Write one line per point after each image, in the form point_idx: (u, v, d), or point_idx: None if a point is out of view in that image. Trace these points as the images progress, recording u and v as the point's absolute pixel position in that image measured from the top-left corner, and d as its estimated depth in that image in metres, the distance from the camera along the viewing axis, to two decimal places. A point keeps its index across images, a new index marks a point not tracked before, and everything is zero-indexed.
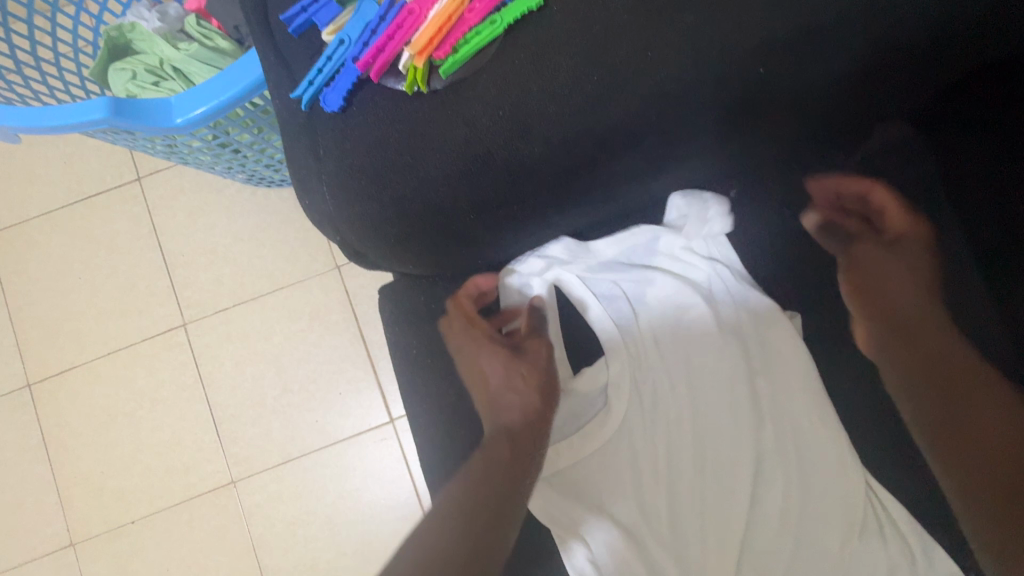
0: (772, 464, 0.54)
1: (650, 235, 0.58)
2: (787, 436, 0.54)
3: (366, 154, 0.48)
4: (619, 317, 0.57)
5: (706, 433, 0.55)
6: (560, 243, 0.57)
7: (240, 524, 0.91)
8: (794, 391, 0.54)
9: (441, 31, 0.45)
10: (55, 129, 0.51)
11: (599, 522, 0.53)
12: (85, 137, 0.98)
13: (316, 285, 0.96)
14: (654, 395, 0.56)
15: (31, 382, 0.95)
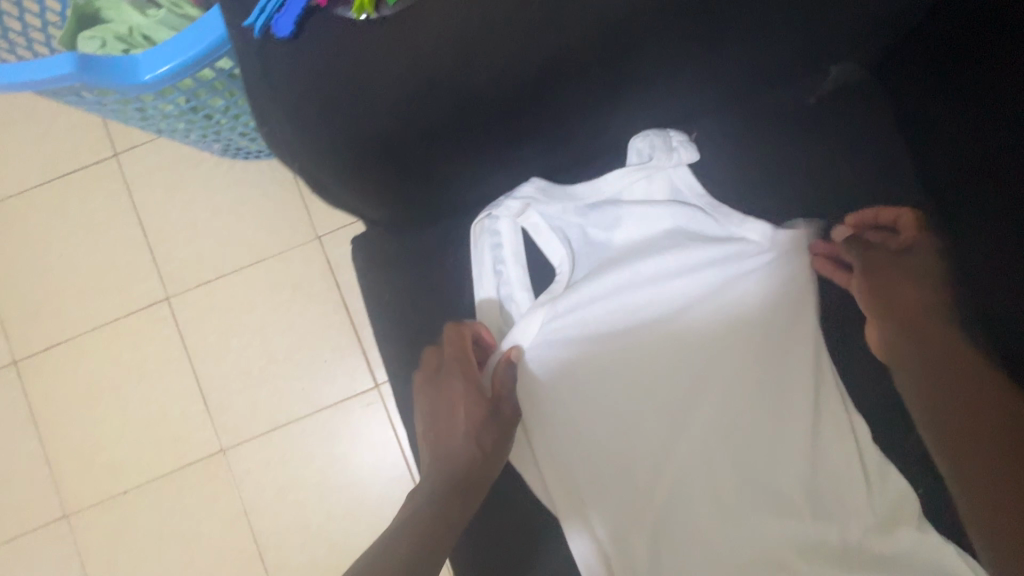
0: (755, 411, 0.52)
1: (625, 174, 0.54)
2: (765, 381, 0.53)
3: (321, 83, 0.44)
4: (595, 264, 0.55)
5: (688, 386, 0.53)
6: (532, 183, 0.53)
7: (231, 490, 0.93)
8: (767, 333, 0.53)
9: None
10: (22, 85, 0.52)
11: (575, 477, 0.51)
12: (60, 114, 0.98)
13: (298, 256, 0.97)
14: (632, 346, 0.53)
15: (17, 359, 0.95)
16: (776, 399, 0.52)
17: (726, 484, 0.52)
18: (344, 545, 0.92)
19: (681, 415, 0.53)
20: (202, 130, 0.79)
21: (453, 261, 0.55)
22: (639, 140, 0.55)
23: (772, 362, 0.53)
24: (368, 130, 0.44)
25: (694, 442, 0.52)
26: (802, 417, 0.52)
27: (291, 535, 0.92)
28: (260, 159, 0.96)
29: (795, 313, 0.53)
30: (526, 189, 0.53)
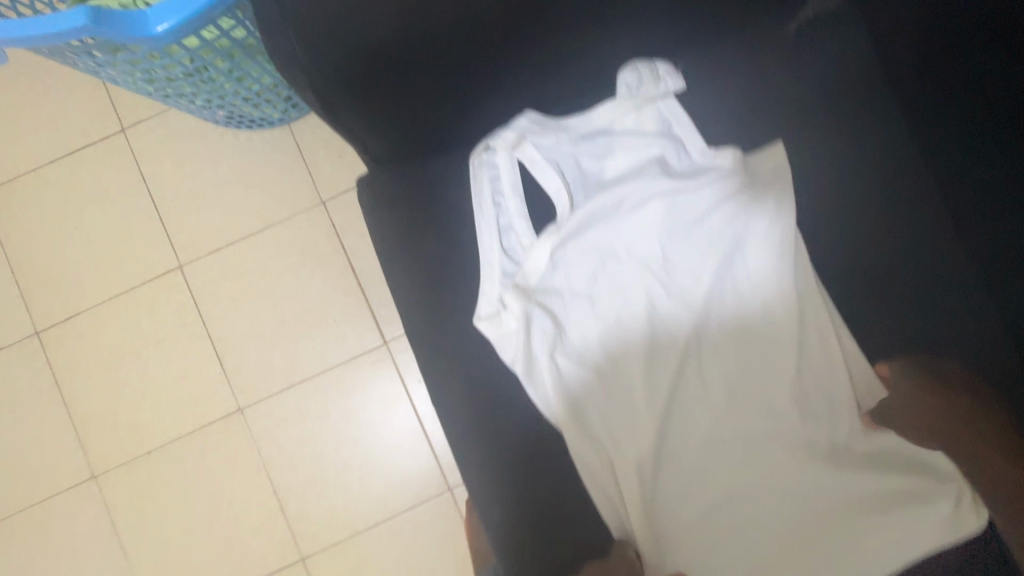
0: (739, 332, 0.56)
1: (616, 105, 0.56)
2: (749, 303, 0.56)
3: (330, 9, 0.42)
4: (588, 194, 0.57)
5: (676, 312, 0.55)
6: (526, 115, 0.55)
7: (250, 446, 0.97)
8: (751, 257, 0.56)
9: None
10: (38, 41, 0.53)
11: (576, 397, 0.54)
12: (68, 93, 1.01)
13: (304, 221, 1.00)
14: (621, 275, 0.56)
15: (39, 330, 0.99)
16: (761, 317, 0.55)
17: (712, 401, 0.55)
18: (361, 495, 0.97)
19: (671, 338, 0.55)
20: (208, 96, 0.82)
21: (455, 194, 0.58)
22: (628, 73, 0.56)
23: (756, 284, 0.56)
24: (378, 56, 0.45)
25: (684, 360, 0.55)
26: (787, 333, 0.55)
27: (310, 487, 0.97)
28: (262, 128, 0.99)
29: (783, 237, 0.55)
30: (519, 122, 0.55)
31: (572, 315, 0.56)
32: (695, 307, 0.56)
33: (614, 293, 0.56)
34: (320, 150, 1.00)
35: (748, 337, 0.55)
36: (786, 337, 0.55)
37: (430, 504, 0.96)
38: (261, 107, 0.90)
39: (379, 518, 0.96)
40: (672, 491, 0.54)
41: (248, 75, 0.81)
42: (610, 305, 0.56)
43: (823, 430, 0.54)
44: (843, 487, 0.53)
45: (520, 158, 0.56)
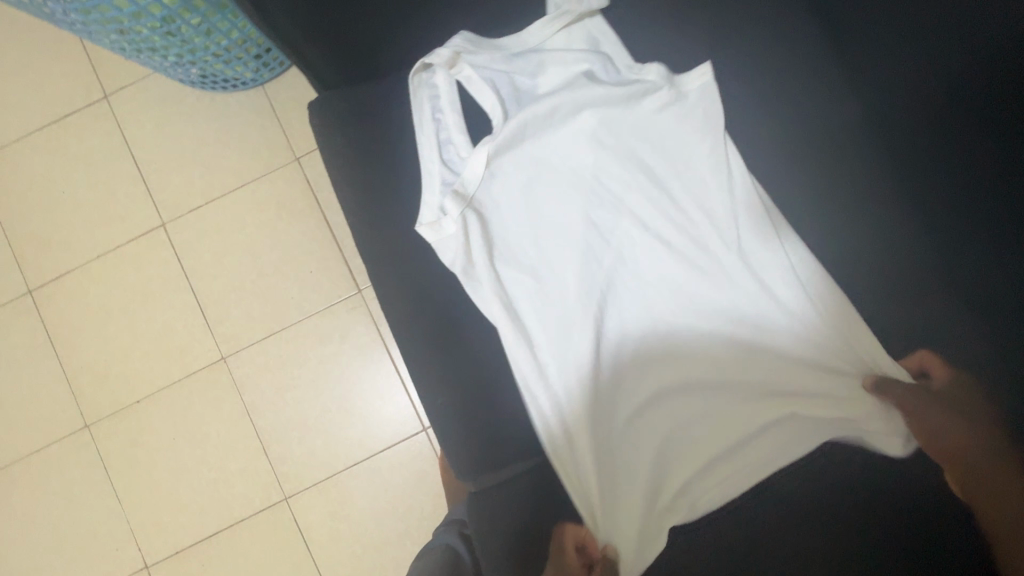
0: (661, 234, 0.63)
1: (545, 25, 0.60)
2: (670, 208, 0.62)
3: None
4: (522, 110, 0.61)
5: (608, 213, 0.63)
6: (460, 36, 0.59)
7: (234, 393, 1.02)
8: (675, 166, 0.61)
9: None
10: None
11: (522, 289, 0.61)
12: (54, 63, 1.06)
13: (279, 177, 1.04)
14: (556, 185, 0.63)
15: (32, 288, 1.04)
16: (682, 221, 0.62)
17: (636, 295, 0.64)
18: (341, 436, 1.01)
19: (600, 243, 0.63)
20: (180, 51, 0.87)
21: (399, 111, 0.62)
22: None
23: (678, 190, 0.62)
24: None
25: (611, 261, 0.63)
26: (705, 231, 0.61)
27: (292, 430, 1.01)
28: (238, 88, 1.03)
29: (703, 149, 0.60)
30: (451, 43, 0.59)
31: (515, 222, 0.62)
32: (620, 214, 0.63)
33: (551, 200, 0.62)
34: (293, 109, 1.04)
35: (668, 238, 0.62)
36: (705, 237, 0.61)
37: (407, 443, 1.00)
38: (233, 65, 0.95)
39: (359, 457, 1.00)
40: (603, 376, 0.62)
41: (217, 30, 0.85)
42: (546, 212, 0.62)
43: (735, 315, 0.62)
44: (749, 359, 0.62)
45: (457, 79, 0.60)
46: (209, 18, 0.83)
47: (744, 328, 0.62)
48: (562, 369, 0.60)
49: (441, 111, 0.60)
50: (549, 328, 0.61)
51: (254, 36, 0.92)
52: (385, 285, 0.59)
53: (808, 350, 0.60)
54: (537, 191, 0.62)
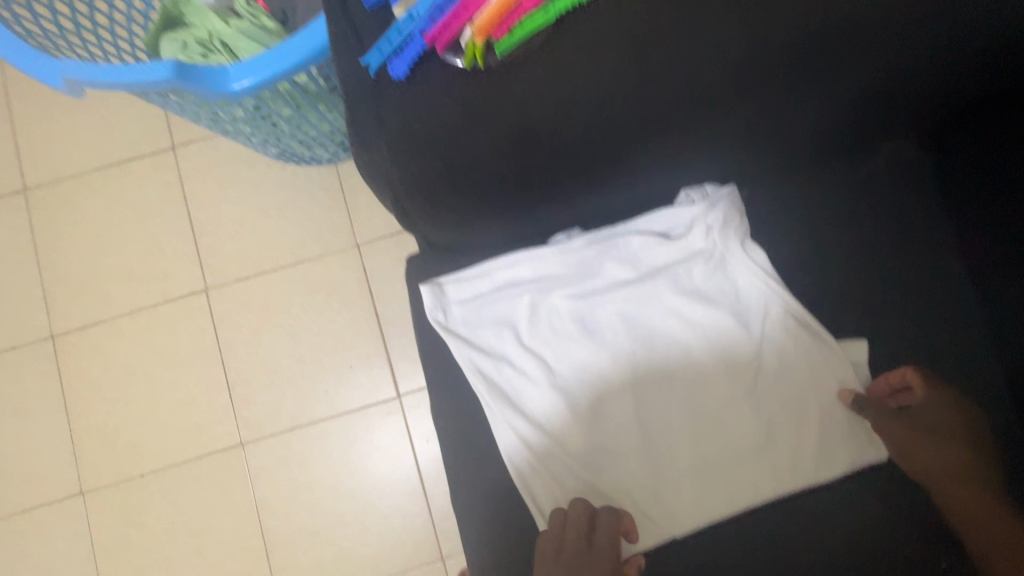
0: (719, 351, 0.55)
1: (666, 223, 0.56)
2: (728, 320, 0.55)
3: (426, 118, 0.43)
4: (623, 300, 0.56)
5: (694, 405, 0.55)
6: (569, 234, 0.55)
7: (246, 483, 0.94)
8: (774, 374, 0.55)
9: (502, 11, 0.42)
10: (123, 86, 0.55)
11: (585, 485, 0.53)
12: (127, 105, 1.03)
13: (336, 263, 0.99)
14: (641, 373, 0.55)
15: (56, 334, 0.98)
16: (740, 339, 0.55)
17: (691, 413, 0.54)
18: (350, 550, 0.93)
19: (650, 356, 0.55)
20: (267, 135, 0.83)
21: None
22: (686, 196, 0.56)
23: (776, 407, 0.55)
24: (458, 164, 0.44)
25: (663, 375, 0.55)
26: (767, 399, 0.55)
27: (298, 536, 0.93)
28: (311, 165, 1.00)
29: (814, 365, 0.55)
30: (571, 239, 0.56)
31: (582, 406, 0.54)
32: (676, 333, 0.55)
33: (631, 386, 0.54)
34: (362, 196, 1.00)
35: (731, 425, 0.55)
36: (763, 347, 0.55)
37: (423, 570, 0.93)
38: (313, 148, 0.92)
39: None
40: (647, 499, 0.53)
41: (308, 122, 0.82)
42: (594, 322, 0.55)
43: (805, 436, 0.54)
44: None
45: (566, 265, 0.55)
46: (304, 112, 0.80)
47: (817, 451, 0.54)
48: (591, 477, 0.54)
49: (535, 301, 0.55)
50: (581, 434, 0.54)
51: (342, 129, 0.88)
52: (469, 493, 0.54)
53: None
54: (622, 377, 0.55)
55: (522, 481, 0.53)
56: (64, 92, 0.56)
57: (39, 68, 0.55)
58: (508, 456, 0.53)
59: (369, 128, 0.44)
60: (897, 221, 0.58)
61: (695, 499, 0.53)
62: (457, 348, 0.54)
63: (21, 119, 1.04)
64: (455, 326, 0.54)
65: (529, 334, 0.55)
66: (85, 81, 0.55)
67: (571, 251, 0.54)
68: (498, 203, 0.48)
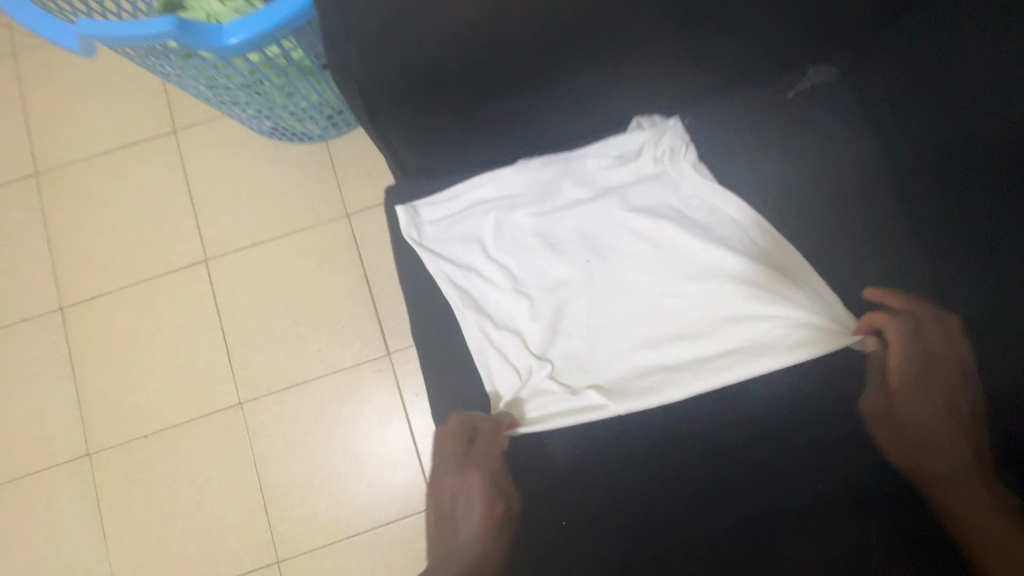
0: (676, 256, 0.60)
1: (619, 148, 0.62)
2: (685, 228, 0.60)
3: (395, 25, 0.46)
4: (580, 214, 0.61)
5: (646, 305, 0.60)
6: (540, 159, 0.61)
7: (245, 440, 0.99)
8: (725, 276, 0.59)
9: None
10: (130, 41, 0.62)
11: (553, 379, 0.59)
12: (132, 94, 1.11)
13: (327, 230, 1.06)
14: (595, 277, 0.60)
15: (63, 305, 1.04)
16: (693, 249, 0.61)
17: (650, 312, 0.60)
18: (345, 501, 0.98)
19: (610, 264, 0.61)
20: (260, 107, 0.90)
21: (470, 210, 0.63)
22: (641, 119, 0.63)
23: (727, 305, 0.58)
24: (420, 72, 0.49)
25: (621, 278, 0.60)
26: (717, 298, 0.58)
27: (296, 489, 0.98)
28: (302, 141, 1.07)
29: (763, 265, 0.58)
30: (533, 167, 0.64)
31: (542, 309, 0.60)
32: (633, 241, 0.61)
33: (586, 290, 0.60)
34: (351, 168, 1.07)
35: (681, 322, 0.59)
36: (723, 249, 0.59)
37: (414, 518, 0.97)
38: (303, 122, 0.99)
39: (361, 527, 0.97)
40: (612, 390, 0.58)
41: (299, 91, 0.88)
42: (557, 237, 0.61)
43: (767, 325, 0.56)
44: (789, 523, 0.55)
45: (527, 183, 0.61)
46: (295, 80, 0.86)
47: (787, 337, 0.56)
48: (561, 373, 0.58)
49: (501, 216, 0.61)
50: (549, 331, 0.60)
51: (330, 100, 0.95)
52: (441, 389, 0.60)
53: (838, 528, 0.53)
54: (578, 281, 0.60)
55: (492, 376, 0.59)
56: (78, 52, 0.64)
57: (60, 33, 0.63)
58: (479, 355, 0.60)
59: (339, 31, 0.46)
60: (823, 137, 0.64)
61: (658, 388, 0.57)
62: (429, 260, 0.61)
63: (33, 110, 1.12)
64: (428, 243, 0.61)
65: (497, 247, 0.61)
66: (96, 37, 0.62)
67: (532, 171, 0.61)
68: (459, 110, 0.55)
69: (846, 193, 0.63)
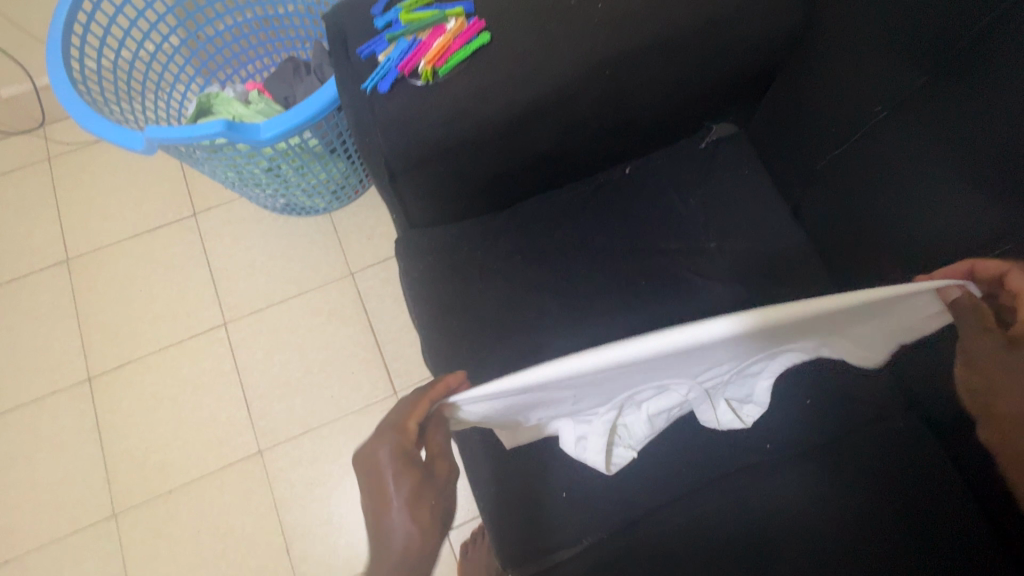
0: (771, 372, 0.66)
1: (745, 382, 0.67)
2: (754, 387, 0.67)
3: (409, 113, 0.60)
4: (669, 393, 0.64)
5: (661, 370, 0.55)
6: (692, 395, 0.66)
7: (265, 485, 1.07)
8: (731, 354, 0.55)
9: (441, 47, 0.60)
10: (187, 139, 0.79)
11: None
12: (156, 185, 1.27)
13: (334, 288, 1.20)
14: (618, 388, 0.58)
15: (92, 376, 1.14)
16: (645, 266, 0.78)
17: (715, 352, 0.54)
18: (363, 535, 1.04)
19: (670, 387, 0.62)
20: (278, 187, 1.08)
21: (466, 250, 0.78)
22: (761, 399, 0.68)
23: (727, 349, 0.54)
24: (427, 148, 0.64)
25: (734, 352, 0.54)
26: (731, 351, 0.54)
27: (315, 528, 1.05)
28: (308, 215, 1.24)
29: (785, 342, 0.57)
30: (514, 212, 0.80)
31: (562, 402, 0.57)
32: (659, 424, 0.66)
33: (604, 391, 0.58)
34: (353, 234, 1.23)
35: (682, 358, 0.53)
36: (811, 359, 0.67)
37: None
38: (312, 198, 1.16)
39: None
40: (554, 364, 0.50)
41: (311, 172, 1.06)
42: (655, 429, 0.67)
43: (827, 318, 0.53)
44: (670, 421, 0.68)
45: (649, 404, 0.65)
46: (308, 163, 1.04)
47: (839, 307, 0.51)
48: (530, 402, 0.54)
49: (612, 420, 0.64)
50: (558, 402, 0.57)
51: (336, 178, 1.13)
52: None
53: (727, 418, 0.68)
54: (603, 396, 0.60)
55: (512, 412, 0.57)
56: (143, 150, 0.81)
57: (129, 137, 0.80)
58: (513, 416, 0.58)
59: (364, 121, 0.60)
60: (740, 171, 0.81)
61: (604, 354, 0.48)
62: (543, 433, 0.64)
63: (65, 205, 1.26)
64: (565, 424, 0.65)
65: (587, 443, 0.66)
66: (160, 139, 0.79)
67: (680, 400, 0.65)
68: (458, 179, 0.69)
69: (763, 211, 0.79)
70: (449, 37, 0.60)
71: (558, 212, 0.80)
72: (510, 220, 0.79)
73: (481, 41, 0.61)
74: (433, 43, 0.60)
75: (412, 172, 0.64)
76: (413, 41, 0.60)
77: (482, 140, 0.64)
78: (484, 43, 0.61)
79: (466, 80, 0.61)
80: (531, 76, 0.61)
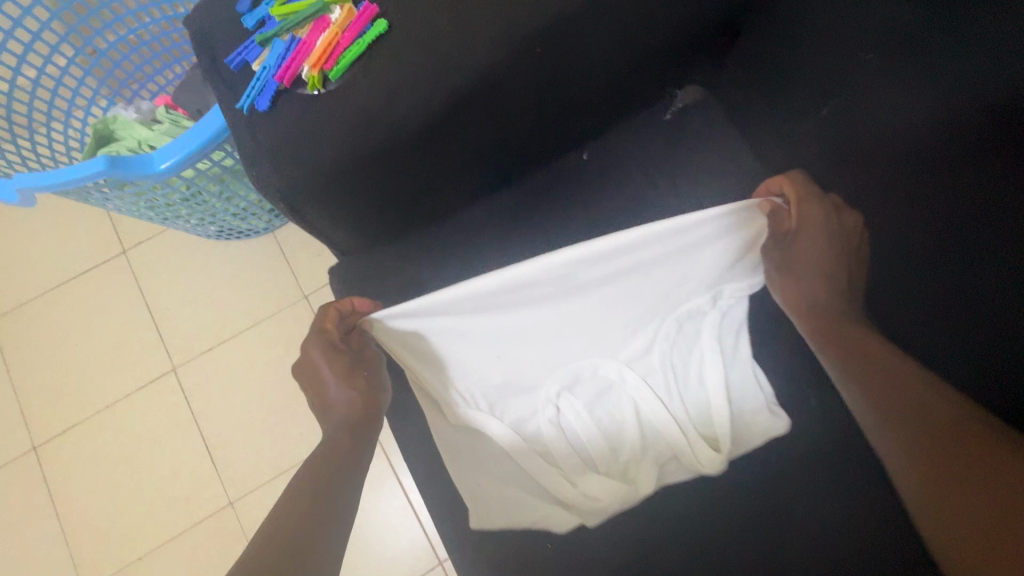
0: (696, 351, 0.66)
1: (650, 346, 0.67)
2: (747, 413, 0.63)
3: (299, 133, 0.49)
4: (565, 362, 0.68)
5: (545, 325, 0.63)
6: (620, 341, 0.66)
7: (241, 538, 0.99)
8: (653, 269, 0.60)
9: (325, 45, 0.49)
10: (66, 184, 0.67)
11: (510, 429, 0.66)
12: (76, 224, 1.14)
13: (289, 315, 1.09)
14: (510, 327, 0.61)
15: (36, 444, 1.04)
16: None
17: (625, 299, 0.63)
18: None
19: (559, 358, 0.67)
20: (203, 215, 0.96)
21: (411, 274, 0.68)
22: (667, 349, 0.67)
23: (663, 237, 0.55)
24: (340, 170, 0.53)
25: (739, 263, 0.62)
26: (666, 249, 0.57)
27: None
28: (250, 237, 1.12)
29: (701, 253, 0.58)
30: (462, 221, 0.70)
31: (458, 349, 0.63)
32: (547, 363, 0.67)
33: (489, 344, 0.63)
34: (302, 252, 1.12)
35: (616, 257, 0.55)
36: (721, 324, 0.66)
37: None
38: (247, 219, 1.04)
39: None
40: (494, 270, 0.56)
41: (236, 194, 0.94)
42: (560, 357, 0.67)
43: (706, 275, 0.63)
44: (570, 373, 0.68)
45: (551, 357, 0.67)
46: (230, 185, 0.92)
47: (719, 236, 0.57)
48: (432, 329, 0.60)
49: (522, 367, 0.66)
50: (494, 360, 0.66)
51: None
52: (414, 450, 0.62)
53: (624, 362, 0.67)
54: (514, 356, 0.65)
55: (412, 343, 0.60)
56: (18, 203, 0.68)
57: None
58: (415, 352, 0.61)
59: (248, 146, 0.49)
60: (716, 138, 0.70)
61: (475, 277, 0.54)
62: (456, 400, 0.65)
63: None
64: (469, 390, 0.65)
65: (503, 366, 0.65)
66: (36, 187, 0.68)
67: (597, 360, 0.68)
68: (384, 199, 0.58)
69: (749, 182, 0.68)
70: (334, 32, 0.49)
71: (510, 217, 0.70)
72: (459, 232, 0.69)
73: (377, 29, 0.50)
74: (315, 42, 0.49)
75: (320, 202, 0.53)
76: (291, 42, 0.49)
77: (398, 153, 0.53)
78: (382, 32, 0.50)
79: (366, 82, 0.50)
80: (443, 70, 0.50)
